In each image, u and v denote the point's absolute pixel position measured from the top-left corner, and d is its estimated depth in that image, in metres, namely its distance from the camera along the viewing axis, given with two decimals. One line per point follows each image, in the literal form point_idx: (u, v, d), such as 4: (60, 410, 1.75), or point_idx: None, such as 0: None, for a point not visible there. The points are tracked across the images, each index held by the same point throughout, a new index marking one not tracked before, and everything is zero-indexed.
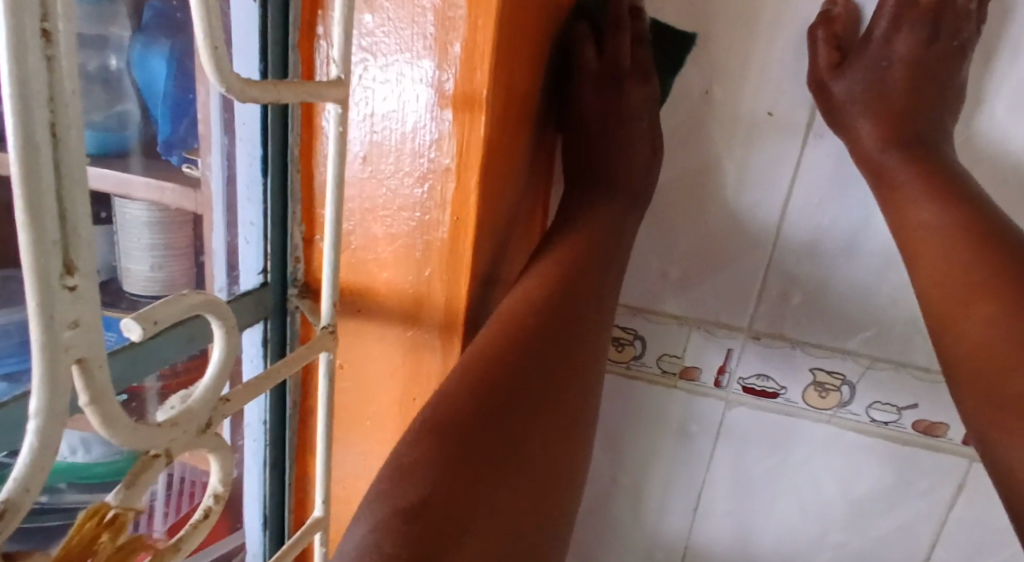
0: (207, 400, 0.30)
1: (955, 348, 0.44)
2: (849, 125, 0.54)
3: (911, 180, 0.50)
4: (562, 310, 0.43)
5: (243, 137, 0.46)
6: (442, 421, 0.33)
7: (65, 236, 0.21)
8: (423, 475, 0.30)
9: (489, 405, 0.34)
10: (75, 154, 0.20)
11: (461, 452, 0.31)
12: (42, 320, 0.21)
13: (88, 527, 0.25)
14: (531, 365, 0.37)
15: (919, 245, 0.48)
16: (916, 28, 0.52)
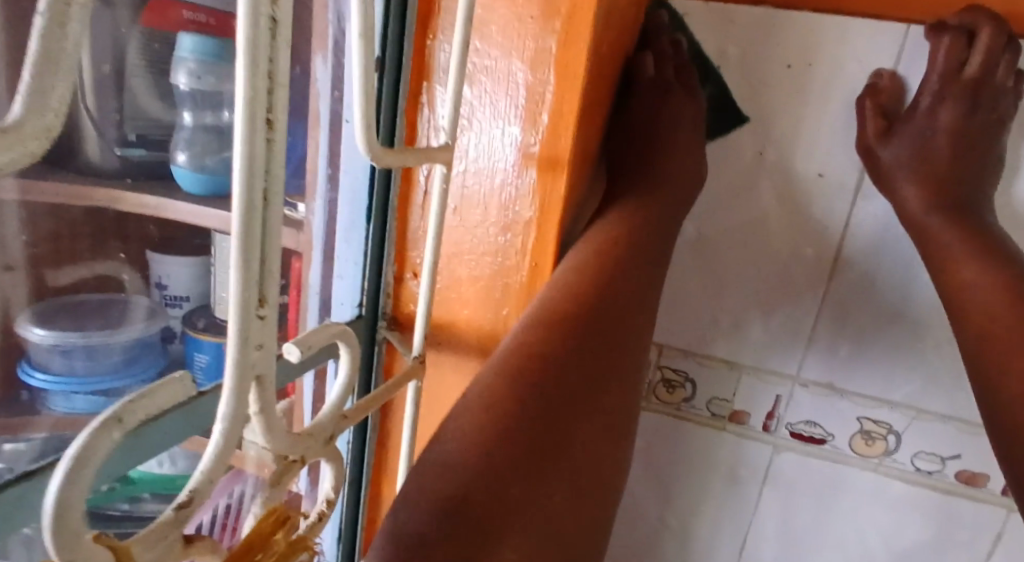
0: (332, 415, 0.36)
1: (1000, 401, 0.47)
2: (895, 187, 0.57)
3: (956, 241, 0.53)
4: (610, 308, 0.45)
5: (348, 188, 0.52)
6: (486, 427, 0.36)
7: (263, 276, 0.27)
8: (466, 474, 0.34)
9: (525, 409, 0.37)
10: (275, 212, 0.27)
11: (501, 448, 0.35)
12: (239, 341, 0.27)
13: (262, 511, 0.32)
14: (564, 373, 0.39)
15: (964, 302, 0.51)
16: (961, 101, 0.55)
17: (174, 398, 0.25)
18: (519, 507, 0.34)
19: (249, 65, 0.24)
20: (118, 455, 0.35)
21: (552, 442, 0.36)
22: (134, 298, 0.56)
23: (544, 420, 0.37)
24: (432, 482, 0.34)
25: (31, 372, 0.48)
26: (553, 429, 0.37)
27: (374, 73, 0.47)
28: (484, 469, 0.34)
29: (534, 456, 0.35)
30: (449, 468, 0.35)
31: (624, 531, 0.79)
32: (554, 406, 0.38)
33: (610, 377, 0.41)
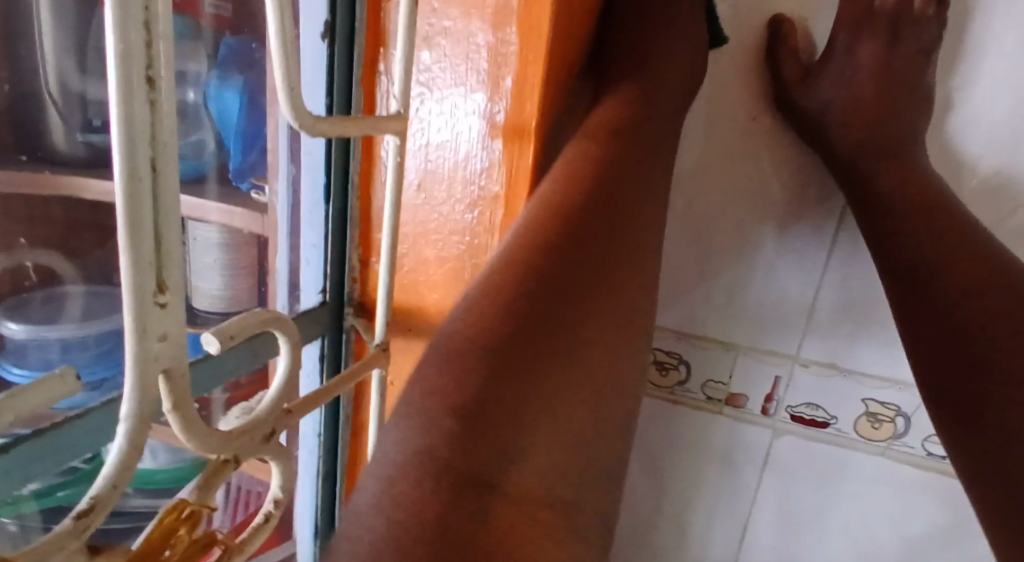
0: (272, 410, 0.34)
1: (970, 389, 0.42)
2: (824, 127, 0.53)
3: (892, 190, 0.50)
4: (615, 182, 0.39)
5: (308, 167, 0.49)
6: (470, 348, 0.31)
7: (159, 258, 0.24)
8: (461, 394, 0.30)
9: (520, 330, 0.31)
10: (170, 184, 0.23)
11: (494, 378, 0.30)
12: (136, 331, 0.24)
13: (168, 520, 0.29)
14: (564, 265, 0.34)
15: (899, 252, 0.48)
16: (877, 37, 0.52)
17: (53, 395, 0.23)
18: (523, 436, 0.30)
19: (117, 12, 0.20)
20: (31, 458, 0.34)
21: (555, 361, 0.32)
22: (70, 290, 0.48)
23: (542, 337, 0.32)
24: (419, 413, 0.30)
25: (9, 366, 0.42)
26: (556, 339, 0.32)
27: (325, 40, 0.43)
28: (478, 398, 0.30)
29: (533, 384, 0.31)
30: (438, 396, 0.30)
31: (620, 520, 0.76)
32: (555, 309, 0.33)
33: (616, 273, 0.36)
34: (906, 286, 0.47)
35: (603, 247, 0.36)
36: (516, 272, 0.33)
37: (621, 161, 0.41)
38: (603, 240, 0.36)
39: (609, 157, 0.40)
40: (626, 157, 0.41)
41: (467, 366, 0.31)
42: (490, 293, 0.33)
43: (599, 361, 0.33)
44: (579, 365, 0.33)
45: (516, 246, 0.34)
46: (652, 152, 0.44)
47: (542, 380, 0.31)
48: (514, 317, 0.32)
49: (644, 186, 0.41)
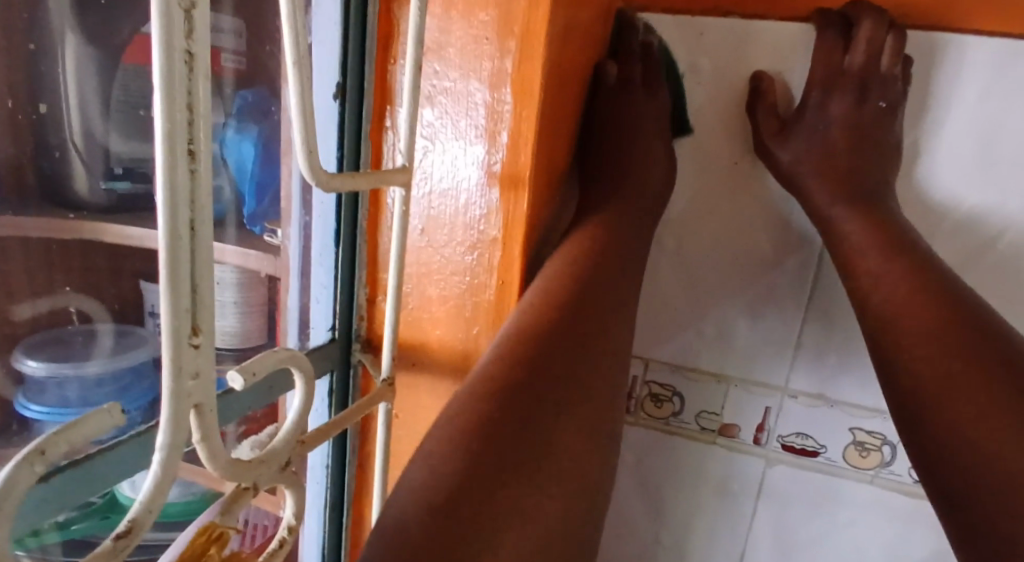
0: (288, 441, 0.36)
1: (935, 407, 0.45)
2: (799, 185, 0.59)
3: (857, 232, 0.54)
4: (587, 308, 0.44)
5: (319, 213, 0.52)
6: (455, 438, 0.34)
7: (195, 305, 0.27)
8: (445, 483, 0.32)
9: (506, 416, 0.36)
10: (205, 241, 0.27)
11: (485, 452, 0.34)
12: (173, 370, 0.27)
13: (199, 541, 0.32)
14: (540, 378, 0.38)
15: (864, 292, 0.52)
16: (846, 93, 0.57)
17: (101, 431, 0.26)
18: (509, 512, 0.32)
19: (165, 95, 0.24)
20: (64, 489, 0.37)
21: (539, 440, 0.35)
22: (99, 328, 0.53)
23: (527, 421, 0.36)
24: (411, 498, 0.32)
25: (27, 403, 0.47)
26: (533, 432, 0.35)
27: (336, 99, 0.47)
28: (461, 483, 0.32)
29: (519, 460, 0.34)
30: (425, 486, 0.33)
31: (620, 550, 0.78)
32: (531, 407, 0.36)
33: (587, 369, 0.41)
34: (873, 316, 0.51)
35: (574, 365, 0.40)
36: (497, 379, 0.38)
37: (590, 286, 0.46)
38: (575, 356, 0.41)
39: (583, 284, 0.46)
40: (597, 283, 0.46)
41: (451, 456, 0.34)
42: (476, 394, 0.37)
43: (575, 450, 0.37)
44: (555, 457, 0.35)
45: (497, 359, 0.39)
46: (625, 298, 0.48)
47: (518, 471, 0.34)
48: (494, 411, 0.36)
49: (610, 307, 0.46)
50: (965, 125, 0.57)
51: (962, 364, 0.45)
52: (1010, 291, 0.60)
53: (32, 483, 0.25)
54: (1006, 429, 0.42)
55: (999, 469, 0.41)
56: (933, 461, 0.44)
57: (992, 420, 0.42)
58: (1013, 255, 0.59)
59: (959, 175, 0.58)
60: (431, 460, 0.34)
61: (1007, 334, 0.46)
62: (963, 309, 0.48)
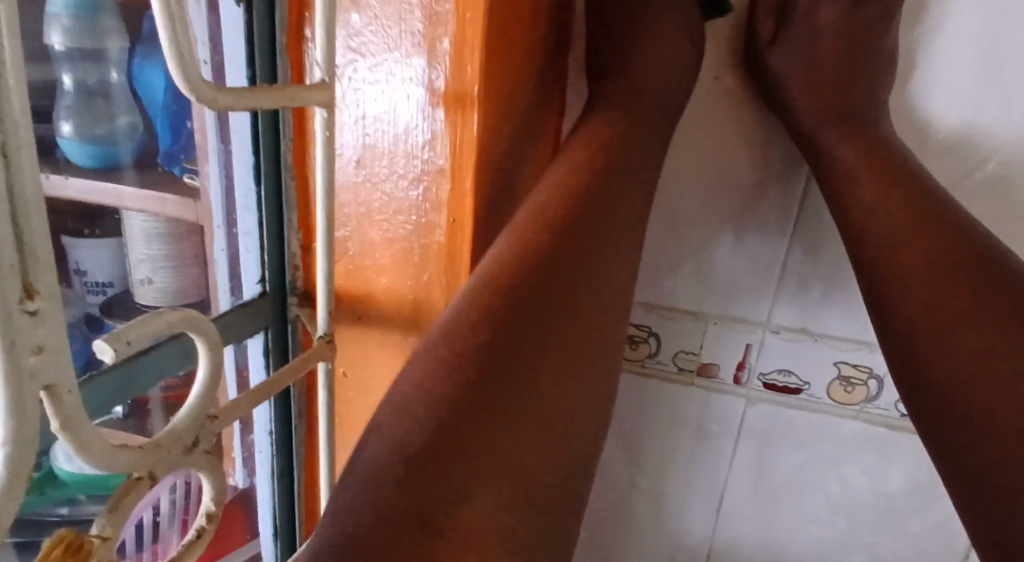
0: (194, 418, 0.30)
1: (923, 348, 0.41)
2: (787, 95, 0.53)
3: (852, 157, 0.49)
4: (590, 213, 0.40)
5: (236, 146, 0.45)
6: (436, 392, 0.31)
7: (23, 259, 0.21)
8: (415, 433, 0.30)
9: (540, 318, 0.34)
10: (25, 173, 0.20)
11: (453, 415, 0.30)
12: (3, 346, 0.21)
13: (53, 555, 0.26)
14: (520, 298, 0.34)
15: (856, 224, 0.47)
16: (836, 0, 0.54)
17: None
18: (479, 464, 0.30)
19: None
20: None
21: (551, 367, 0.34)
22: None
23: (496, 381, 0.32)
24: (384, 446, 0.29)
25: None
26: (511, 379, 0.32)
27: (240, 4, 0.40)
28: (435, 441, 0.30)
29: (509, 392, 0.32)
30: (401, 439, 0.30)
31: (596, 495, 0.74)
32: (507, 354, 0.33)
33: (595, 274, 0.38)
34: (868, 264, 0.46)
35: (569, 277, 0.37)
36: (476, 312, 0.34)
37: (589, 200, 0.41)
38: (574, 253, 0.38)
39: (579, 197, 0.41)
40: (596, 195, 0.41)
41: (427, 412, 0.30)
42: (450, 341, 0.33)
43: (562, 391, 0.34)
44: (531, 408, 0.32)
45: (489, 273, 0.35)
46: (637, 201, 0.44)
47: (489, 417, 0.31)
48: (466, 370, 0.32)
49: (617, 221, 0.41)
50: (965, 28, 0.51)
51: (973, 304, 0.40)
52: (1004, 212, 0.56)
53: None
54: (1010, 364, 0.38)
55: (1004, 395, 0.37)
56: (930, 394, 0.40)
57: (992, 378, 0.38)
58: (1008, 174, 0.54)
59: (954, 98, 0.53)
60: (411, 405, 0.31)
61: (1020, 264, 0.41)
62: (965, 239, 0.43)
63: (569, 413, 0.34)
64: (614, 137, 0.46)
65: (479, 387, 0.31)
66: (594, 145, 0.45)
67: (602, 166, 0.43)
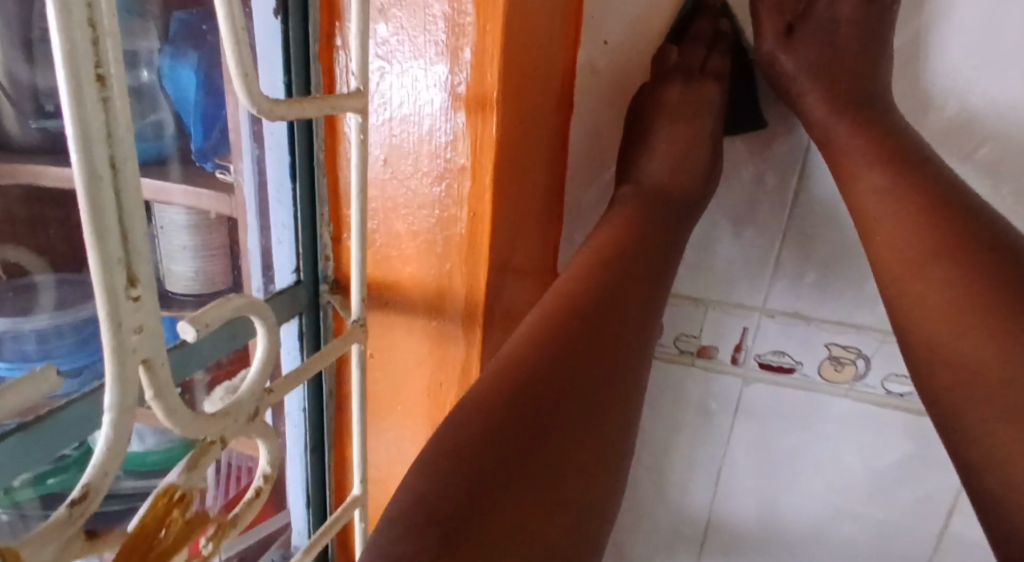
0: (254, 391, 0.34)
1: (918, 324, 0.46)
2: (799, 93, 0.56)
3: (858, 148, 0.52)
4: (604, 305, 0.47)
5: (272, 145, 0.49)
6: (473, 423, 0.37)
7: (128, 253, 0.25)
8: (433, 508, 0.33)
9: (566, 377, 0.41)
10: (130, 182, 0.24)
11: (487, 492, 0.34)
12: (112, 326, 0.25)
13: (160, 504, 0.31)
14: (555, 362, 0.41)
15: (867, 213, 0.50)
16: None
17: (38, 394, 0.24)
18: (500, 530, 0.33)
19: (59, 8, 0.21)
20: (18, 450, 0.34)
21: (575, 414, 0.39)
22: (39, 281, 0.45)
23: (524, 463, 0.36)
24: (414, 500, 0.33)
25: None
26: (535, 474, 0.36)
27: (277, 16, 0.43)
28: (466, 512, 0.33)
29: (539, 469, 0.36)
30: (426, 504, 0.33)
31: None
32: (539, 413, 0.38)
33: (610, 335, 0.45)
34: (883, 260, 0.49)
35: (590, 341, 0.44)
36: (512, 359, 0.41)
37: (600, 296, 0.47)
38: (593, 330, 0.44)
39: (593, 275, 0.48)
40: (608, 285, 0.48)
41: (459, 458, 0.35)
42: (484, 390, 0.39)
43: (586, 450, 0.39)
44: (563, 467, 0.37)
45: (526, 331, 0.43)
46: (642, 302, 0.49)
47: (505, 499, 0.34)
48: (496, 417, 0.37)
49: (625, 306, 0.47)
50: (970, 19, 0.52)
51: (973, 276, 0.44)
52: None
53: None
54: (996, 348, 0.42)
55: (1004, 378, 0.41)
56: (936, 365, 0.45)
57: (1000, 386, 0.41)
58: None
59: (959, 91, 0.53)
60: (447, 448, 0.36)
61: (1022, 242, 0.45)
62: (971, 220, 0.46)
63: (591, 505, 0.38)
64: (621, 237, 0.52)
65: (510, 472, 0.35)
66: (603, 249, 0.51)
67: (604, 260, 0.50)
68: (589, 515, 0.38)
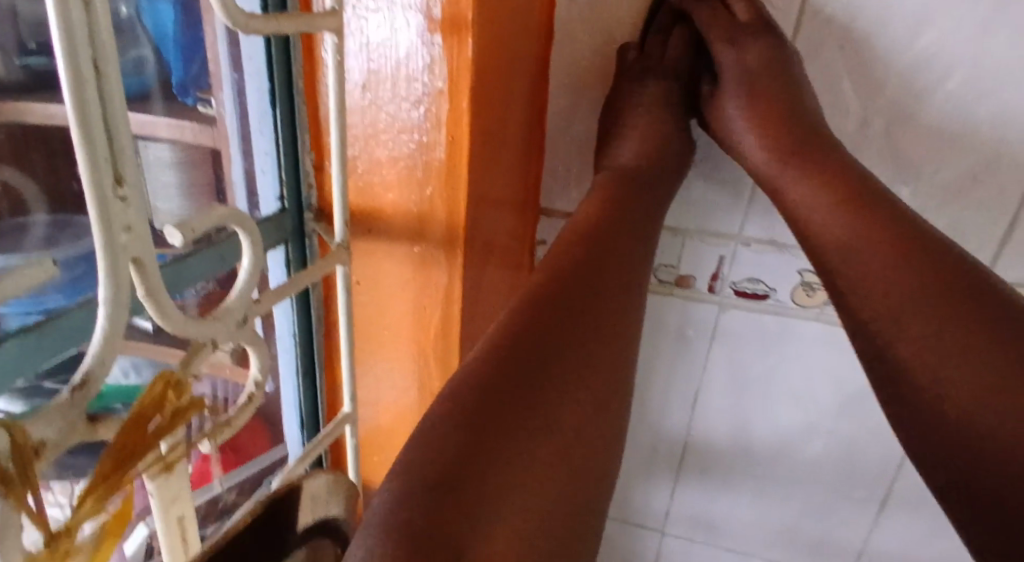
0: (242, 299, 0.36)
1: (905, 355, 0.46)
2: (731, 108, 0.58)
3: (802, 171, 0.53)
4: (592, 275, 0.46)
5: (251, 72, 0.49)
6: (464, 385, 0.35)
7: (114, 154, 0.26)
8: (434, 460, 0.31)
9: (557, 343, 0.39)
10: (113, 84, 0.25)
11: (477, 448, 0.32)
12: (103, 224, 0.26)
13: (158, 387, 0.32)
14: (543, 330, 0.40)
15: (815, 236, 0.51)
16: None
17: (35, 279, 0.28)
18: (497, 489, 0.31)
19: None
20: (20, 352, 0.36)
21: (566, 382, 0.38)
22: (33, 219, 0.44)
23: (515, 421, 0.34)
24: (412, 450, 0.31)
25: None
26: (530, 440, 0.34)
27: None
28: (453, 463, 0.31)
29: (527, 428, 0.34)
30: (427, 453, 0.31)
31: None
32: (530, 378, 0.36)
33: (603, 315, 0.44)
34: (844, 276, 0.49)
35: (581, 315, 0.43)
36: (503, 329, 0.39)
37: (590, 268, 0.46)
38: (582, 302, 0.44)
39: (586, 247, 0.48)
40: (597, 259, 0.47)
41: (447, 415, 0.33)
42: (473, 359, 0.37)
43: (575, 421, 0.38)
44: (555, 435, 0.36)
45: (520, 302, 0.42)
46: (630, 284, 0.49)
47: (495, 450, 0.32)
48: (484, 376, 0.35)
49: (616, 284, 0.47)
50: None
51: (941, 304, 0.45)
52: None
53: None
54: (987, 385, 0.42)
55: (996, 394, 0.42)
56: (911, 394, 0.46)
57: (985, 374, 0.42)
58: None
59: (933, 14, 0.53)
60: (437, 408, 0.33)
61: (952, 252, 0.47)
62: (915, 240, 0.47)
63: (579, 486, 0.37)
64: (604, 215, 0.52)
65: (500, 423, 0.33)
66: (584, 224, 0.51)
67: (589, 236, 0.49)
68: (572, 508, 0.36)
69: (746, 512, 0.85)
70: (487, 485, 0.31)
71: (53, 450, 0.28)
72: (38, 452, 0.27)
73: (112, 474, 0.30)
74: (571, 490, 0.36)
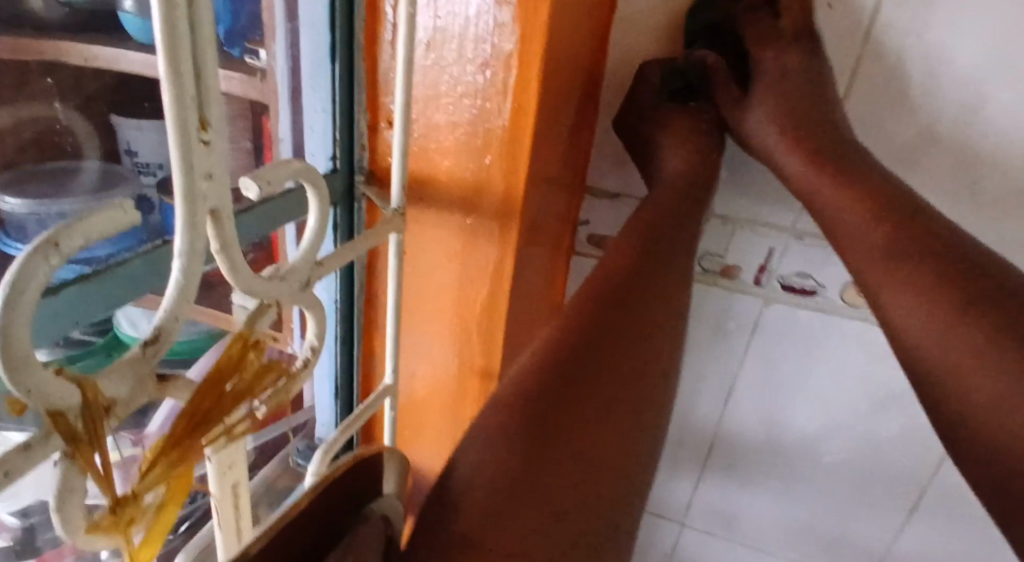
0: (307, 261, 0.34)
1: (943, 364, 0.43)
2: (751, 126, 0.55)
3: (836, 186, 0.49)
4: (622, 295, 0.45)
5: (308, 24, 0.47)
6: (496, 431, 0.36)
7: (199, 92, 0.24)
8: (481, 501, 0.34)
9: (586, 377, 0.40)
10: (205, 15, 0.23)
11: (511, 487, 0.35)
12: (184, 169, 0.24)
13: (237, 347, 0.33)
14: (564, 368, 0.39)
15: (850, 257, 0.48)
16: None
17: (116, 225, 0.25)
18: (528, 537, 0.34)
19: None
20: (71, 302, 0.33)
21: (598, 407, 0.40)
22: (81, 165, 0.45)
23: (542, 461, 0.36)
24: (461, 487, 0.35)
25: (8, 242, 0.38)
26: (565, 474, 0.37)
27: None
28: (495, 505, 0.34)
29: (562, 464, 0.37)
30: (471, 498, 0.35)
31: None
32: (557, 412, 0.38)
33: (637, 335, 0.44)
34: (905, 330, 0.45)
35: (613, 338, 0.43)
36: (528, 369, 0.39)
37: (621, 288, 0.45)
38: (612, 331, 0.43)
39: (625, 265, 0.47)
40: (639, 284, 0.46)
41: (490, 466, 0.35)
42: (504, 399, 0.38)
43: (608, 435, 0.39)
44: (592, 460, 0.38)
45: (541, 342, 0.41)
46: (669, 286, 0.48)
47: (530, 496, 0.35)
48: (514, 419, 0.37)
49: (651, 298, 0.46)
50: None
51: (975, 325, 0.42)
52: None
53: (50, 270, 0.23)
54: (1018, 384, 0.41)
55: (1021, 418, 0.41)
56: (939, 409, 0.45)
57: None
58: None
59: (1019, 4, 0.51)
60: (478, 456, 0.36)
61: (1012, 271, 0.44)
62: (957, 267, 0.44)
63: (617, 499, 0.39)
64: (639, 229, 0.50)
65: (528, 473, 0.35)
66: (624, 239, 0.49)
67: (629, 251, 0.48)
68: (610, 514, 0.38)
69: (769, 508, 0.84)
70: (518, 532, 0.34)
71: (123, 408, 0.28)
72: (108, 412, 0.27)
73: (183, 436, 0.31)
74: (608, 504, 0.38)
